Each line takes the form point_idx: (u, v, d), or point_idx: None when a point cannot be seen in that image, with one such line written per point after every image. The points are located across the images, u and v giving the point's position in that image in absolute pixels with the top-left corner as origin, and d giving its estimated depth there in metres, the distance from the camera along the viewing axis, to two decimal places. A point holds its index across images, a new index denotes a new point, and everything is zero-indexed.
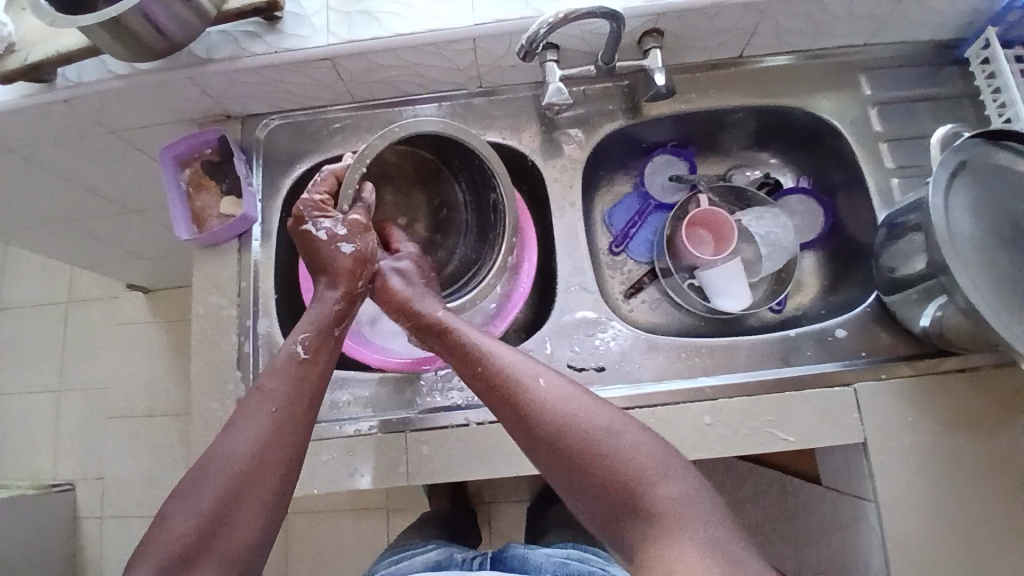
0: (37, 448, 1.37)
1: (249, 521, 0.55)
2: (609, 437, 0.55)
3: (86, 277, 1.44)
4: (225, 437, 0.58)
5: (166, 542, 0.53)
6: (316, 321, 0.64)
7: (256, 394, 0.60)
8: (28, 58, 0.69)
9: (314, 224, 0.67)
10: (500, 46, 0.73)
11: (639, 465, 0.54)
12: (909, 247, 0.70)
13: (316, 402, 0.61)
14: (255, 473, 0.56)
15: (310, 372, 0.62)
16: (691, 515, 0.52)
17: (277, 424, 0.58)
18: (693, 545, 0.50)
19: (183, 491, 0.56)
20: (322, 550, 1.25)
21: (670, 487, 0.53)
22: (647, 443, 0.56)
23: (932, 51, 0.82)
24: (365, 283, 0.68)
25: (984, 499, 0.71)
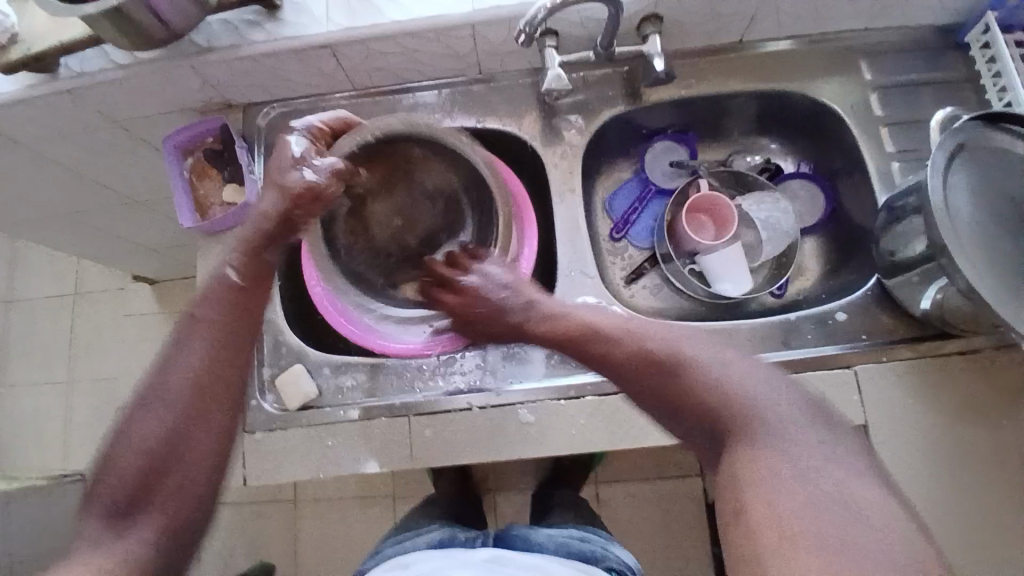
0: (47, 438, 1.39)
1: (196, 455, 0.54)
2: (676, 369, 0.55)
3: (92, 269, 1.45)
4: (160, 369, 0.56)
5: (113, 483, 0.53)
6: (246, 244, 0.63)
7: (187, 322, 0.58)
8: (30, 48, 0.69)
9: (298, 138, 0.71)
10: (499, 33, 0.73)
11: (711, 392, 0.53)
12: (909, 230, 0.70)
13: (252, 326, 0.60)
14: (194, 404, 0.55)
15: (242, 295, 0.60)
16: (776, 433, 0.49)
17: (213, 352, 0.56)
18: (773, 462, 0.47)
19: (128, 424, 0.55)
20: (329, 536, 1.27)
21: (748, 406, 0.51)
22: (726, 379, 0.53)
23: (933, 34, 0.81)
24: (302, 211, 0.67)
25: (984, 479, 0.71)
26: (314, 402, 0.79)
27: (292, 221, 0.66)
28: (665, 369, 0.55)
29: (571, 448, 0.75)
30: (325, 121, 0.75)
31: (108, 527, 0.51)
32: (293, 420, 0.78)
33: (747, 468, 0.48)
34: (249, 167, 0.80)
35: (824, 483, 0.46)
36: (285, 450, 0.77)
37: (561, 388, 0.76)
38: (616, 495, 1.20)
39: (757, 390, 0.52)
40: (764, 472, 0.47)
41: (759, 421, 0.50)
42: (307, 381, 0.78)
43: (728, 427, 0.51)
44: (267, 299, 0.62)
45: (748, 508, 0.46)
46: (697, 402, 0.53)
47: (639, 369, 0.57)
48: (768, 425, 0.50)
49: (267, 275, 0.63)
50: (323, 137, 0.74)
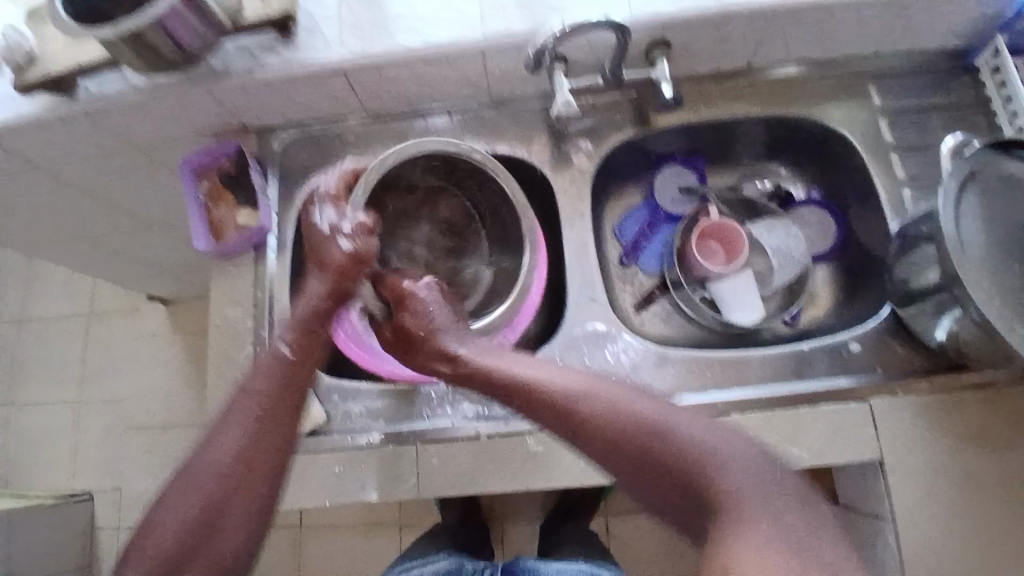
0: (56, 459, 1.39)
1: (234, 528, 0.56)
2: (658, 439, 0.52)
3: (108, 291, 1.47)
4: (207, 441, 0.59)
5: (149, 553, 0.55)
6: (297, 321, 0.66)
7: (238, 395, 0.61)
8: (50, 71, 0.71)
9: (322, 205, 0.73)
10: (509, 59, 0.74)
11: (691, 463, 0.51)
12: (923, 258, 0.68)
13: (299, 403, 0.62)
14: (237, 480, 0.57)
15: (297, 372, 0.63)
16: (763, 506, 0.48)
17: (256, 430, 0.59)
18: (761, 530, 0.46)
19: (171, 489, 0.58)
20: (334, 565, 1.25)
21: (735, 479, 0.49)
22: (701, 438, 0.52)
23: (944, 61, 0.81)
24: (353, 281, 0.70)
25: (1010, 518, 0.68)
26: (322, 428, 0.78)
27: (342, 300, 0.69)
28: (642, 438, 0.53)
29: (579, 477, 0.74)
30: (346, 171, 0.76)
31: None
32: (298, 446, 0.77)
33: (735, 536, 0.46)
34: (262, 190, 0.81)
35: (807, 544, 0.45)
36: (289, 475, 0.76)
37: None
38: (627, 528, 1.17)
39: (730, 455, 0.51)
40: (747, 537, 0.45)
41: (740, 489, 0.49)
42: (316, 405, 0.77)
43: (711, 500, 0.49)
44: (317, 372, 0.65)
45: (734, 565, 0.44)
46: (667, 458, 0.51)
47: (613, 433, 0.53)
48: (750, 494, 0.48)
49: (318, 349, 0.66)
50: (342, 190, 0.74)
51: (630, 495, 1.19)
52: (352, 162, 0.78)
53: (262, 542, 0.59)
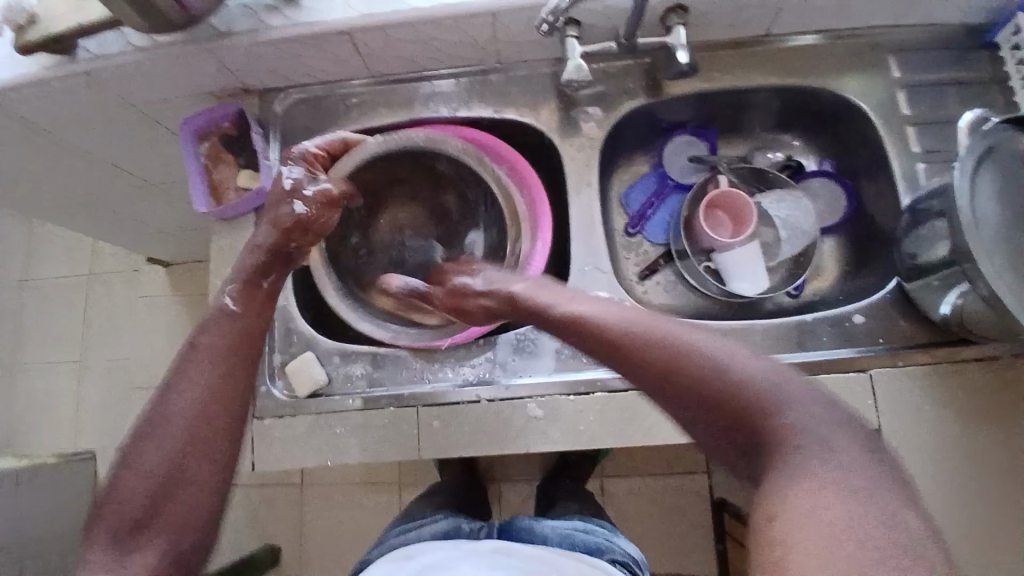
0: (59, 416, 1.40)
1: (202, 483, 0.54)
2: (710, 369, 0.49)
3: (107, 250, 1.46)
4: (167, 391, 0.56)
5: (114, 512, 0.52)
6: (242, 271, 0.66)
7: (190, 350, 0.58)
8: (47, 29, 0.69)
9: (292, 167, 0.73)
10: (519, 22, 0.72)
11: (750, 403, 0.47)
12: (931, 234, 0.69)
13: (254, 356, 0.60)
14: (198, 430, 0.54)
15: (245, 322, 0.62)
16: (818, 447, 0.45)
17: (211, 372, 0.57)
18: (824, 479, 0.42)
19: (130, 448, 0.54)
20: (335, 521, 1.28)
21: (793, 420, 0.46)
22: (764, 378, 0.48)
23: (964, 31, 0.79)
24: (296, 244, 0.70)
25: (1000, 490, 0.70)
26: (322, 389, 0.79)
27: (287, 254, 0.69)
28: (696, 374, 0.49)
29: (580, 444, 0.75)
30: (321, 146, 0.76)
31: (110, 557, 0.50)
32: (302, 406, 0.78)
33: (793, 483, 0.43)
34: (264, 153, 0.80)
35: (857, 491, 0.42)
36: (296, 437, 0.78)
37: (573, 384, 0.76)
38: (622, 490, 1.20)
39: (795, 400, 0.47)
40: (804, 481, 0.43)
41: (799, 433, 0.46)
42: (317, 367, 0.78)
43: (766, 443, 0.46)
44: (267, 323, 0.64)
45: (784, 521, 0.41)
46: (728, 402, 0.48)
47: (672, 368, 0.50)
48: (813, 440, 0.45)
49: (265, 301, 0.65)
50: (319, 162, 0.76)
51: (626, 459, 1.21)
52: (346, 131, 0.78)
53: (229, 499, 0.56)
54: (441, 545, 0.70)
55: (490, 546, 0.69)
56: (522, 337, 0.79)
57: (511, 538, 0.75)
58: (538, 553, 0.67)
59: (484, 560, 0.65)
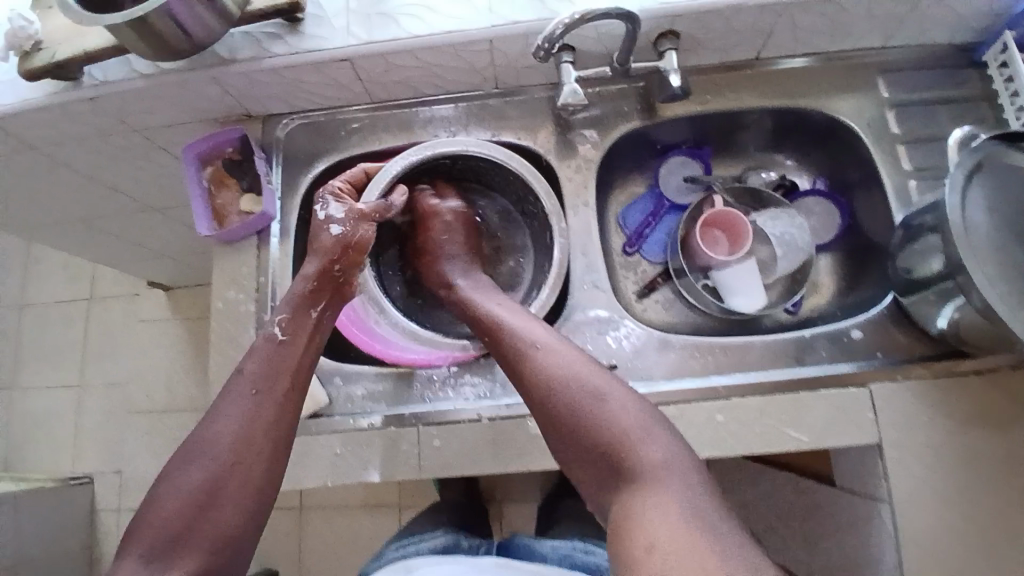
0: (58, 441, 1.39)
1: (234, 505, 0.57)
2: (593, 403, 0.59)
3: (108, 275, 1.47)
4: (212, 415, 0.61)
5: (152, 528, 0.55)
6: (291, 302, 0.69)
7: (236, 377, 0.63)
8: (56, 57, 0.71)
9: (324, 202, 0.76)
10: (516, 47, 0.74)
11: (621, 433, 0.58)
12: (924, 247, 0.70)
13: (298, 386, 0.64)
14: (238, 455, 0.58)
15: (288, 352, 0.65)
16: (676, 475, 0.55)
17: (257, 402, 0.61)
18: (675, 500, 0.52)
19: (171, 469, 0.59)
20: (335, 546, 1.27)
21: (657, 450, 0.56)
22: (634, 416, 0.59)
23: (950, 53, 0.81)
24: (341, 266, 0.72)
25: (1003, 504, 0.70)
26: (325, 410, 0.79)
27: (334, 278, 0.71)
28: (585, 401, 0.60)
29: None
30: (346, 179, 0.78)
31: (143, 568, 0.54)
32: (303, 427, 0.78)
33: (651, 504, 0.52)
34: (266, 176, 0.81)
35: (709, 526, 0.50)
36: (295, 458, 0.77)
37: None
38: None
39: (655, 440, 0.57)
40: (653, 507, 0.52)
41: (659, 467, 0.55)
42: (319, 388, 0.78)
43: (631, 467, 0.56)
44: (311, 354, 0.67)
45: (647, 539, 0.49)
46: (601, 433, 0.58)
47: (562, 395, 0.61)
48: (667, 474, 0.55)
49: (312, 331, 0.68)
50: (349, 193, 0.77)
51: None
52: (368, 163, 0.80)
53: (262, 521, 0.59)
54: (442, 560, 0.71)
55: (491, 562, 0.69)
56: None
57: (511, 553, 0.76)
58: (538, 571, 0.67)
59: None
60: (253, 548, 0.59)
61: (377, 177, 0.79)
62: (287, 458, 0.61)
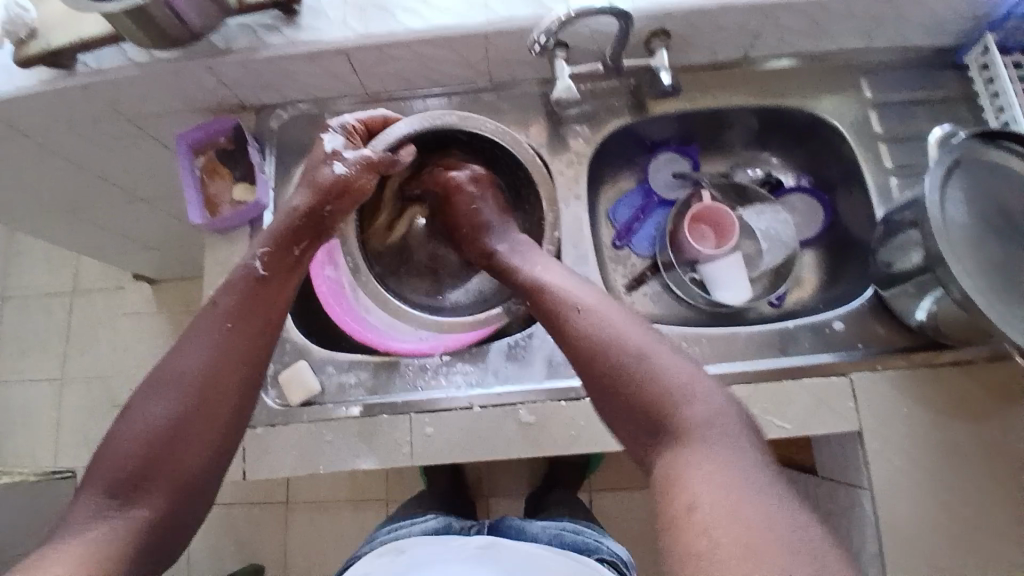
0: (39, 434, 1.38)
1: (199, 444, 0.58)
2: (636, 365, 0.57)
3: (93, 266, 1.46)
4: (178, 349, 0.61)
5: (111, 464, 0.55)
6: (273, 237, 0.69)
7: (208, 309, 0.63)
8: (49, 43, 0.70)
9: (333, 136, 0.76)
10: (511, 42, 0.75)
11: (668, 394, 0.55)
12: (903, 243, 0.72)
13: (269, 323, 0.65)
14: (208, 389, 0.59)
15: (264, 289, 0.66)
16: (717, 433, 0.53)
17: (225, 341, 0.61)
18: (721, 462, 0.50)
19: (135, 401, 0.59)
20: (323, 538, 1.27)
21: (700, 409, 0.54)
22: (675, 373, 0.57)
23: (930, 54, 0.84)
24: (330, 208, 0.72)
25: (978, 490, 0.73)
26: (316, 398, 0.80)
27: (319, 220, 0.72)
28: (626, 361, 0.58)
29: (572, 449, 0.76)
30: (361, 119, 0.78)
31: (107, 503, 0.54)
32: (294, 415, 0.79)
33: (691, 467, 0.50)
34: (260, 166, 0.82)
35: (757, 500, 0.47)
36: (289, 447, 0.78)
37: (563, 390, 0.78)
38: (613, 502, 1.21)
39: (702, 398, 0.55)
40: (698, 474, 0.50)
41: (707, 428, 0.53)
42: (310, 376, 0.80)
43: (672, 425, 0.54)
44: (287, 293, 0.67)
45: (696, 510, 0.47)
46: (648, 396, 0.56)
47: (608, 363, 0.59)
48: (715, 433, 0.53)
49: (291, 267, 0.69)
50: (358, 134, 0.77)
51: (615, 472, 1.22)
52: (388, 111, 0.80)
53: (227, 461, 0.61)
54: (432, 540, 0.72)
55: (478, 544, 0.71)
56: (513, 344, 0.81)
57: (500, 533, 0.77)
58: (527, 550, 0.70)
59: (472, 561, 0.67)
60: (214, 488, 0.60)
61: (392, 129, 0.79)
62: (253, 400, 0.63)
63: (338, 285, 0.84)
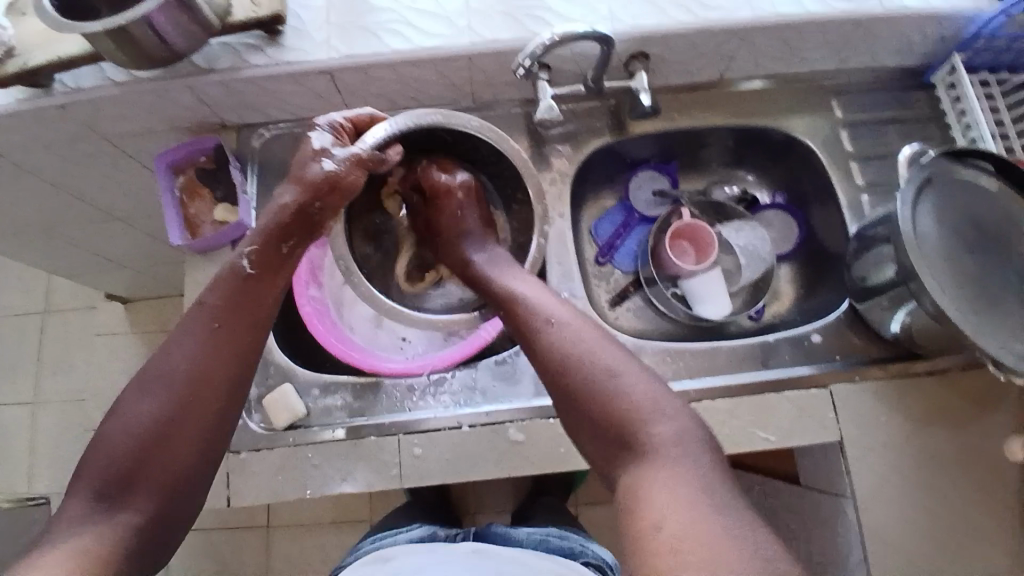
0: (9, 460, 1.33)
1: (186, 448, 0.58)
2: (600, 385, 0.58)
3: (65, 286, 1.43)
4: (166, 349, 0.60)
5: (98, 465, 0.56)
6: (261, 236, 0.67)
7: (196, 307, 0.62)
8: (26, 62, 0.69)
9: (322, 134, 0.73)
10: (495, 63, 0.76)
11: (628, 409, 0.57)
12: (878, 257, 0.75)
13: (260, 322, 0.64)
14: (197, 390, 0.59)
15: (253, 286, 0.64)
16: (680, 455, 0.54)
17: (216, 342, 0.61)
18: (684, 482, 0.51)
19: (123, 403, 0.58)
20: (306, 560, 1.25)
21: (664, 428, 0.56)
22: (646, 391, 0.58)
23: (898, 76, 0.87)
24: (320, 204, 0.70)
25: (955, 494, 0.75)
26: (302, 420, 0.79)
27: (309, 216, 0.69)
28: (594, 378, 0.59)
29: (560, 466, 0.77)
30: (349, 117, 0.75)
31: (94, 508, 0.54)
32: (281, 438, 0.78)
33: (655, 484, 0.52)
34: (242, 187, 0.81)
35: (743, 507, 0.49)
36: (271, 470, 0.77)
37: (551, 407, 0.78)
38: (598, 516, 1.21)
39: (669, 416, 0.56)
40: (656, 489, 0.51)
41: (668, 445, 0.54)
42: (298, 399, 0.79)
43: (637, 440, 0.55)
44: (276, 289, 0.66)
45: (661, 528, 0.48)
46: (614, 411, 0.57)
47: (570, 373, 0.60)
48: (675, 450, 0.54)
49: (279, 267, 0.66)
50: (346, 133, 0.75)
51: (601, 486, 1.23)
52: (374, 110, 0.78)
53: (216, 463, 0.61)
54: (418, 550, 0.72)
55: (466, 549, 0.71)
56: (500, 361, 0.82)
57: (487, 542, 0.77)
58: (514, 555, 0.70)
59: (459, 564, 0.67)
60: (203, 489, 0.60)
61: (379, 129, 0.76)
62: (241, 397, 0.62)
63: (322, 304, 0.85)
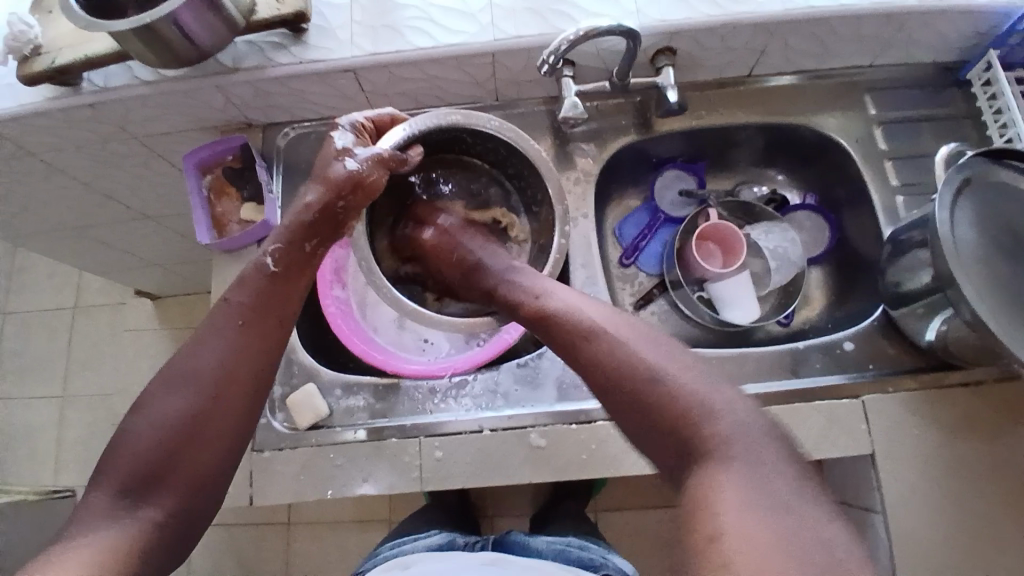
0: (39, 455, 1.36)
1: (210, 445, 0.58)
2: (648, 384, 0.56)
3: (95, 284, 1.46)
4: (191, 346, 0.60)
5: (123, 462, 0.55)
6: (285, 236, 0.67)
7: (221, 305, 0.62)
8: (57, 62, 0.70)
9: (343, 134, 0.72)
10: (519, 60, 0.75)
11: (683, 408, 0.54)
12: (913, 261, 0.72)
13: (286, 319, 0.64)
14: (223, 386, 0.59)
15: (277, 285, 0.64)
16: (742, 451, 0.51)
17: (241, 339, 0.60)
18: (750, 480, 0.49)
19: (148, 399, 0.58)
20: (326, 561, 1.25)
21: (722, 424, 0.53)
22: (694, 386, 0.56)
23: (935, 72, 0.84)
24: (345, 203, 0.70)
25: (995, 511, 0.71)
26: (324, 421, 0.79)
27: (335, 215, 0.69)
28: (641, 379, 0.57)
29: (581, 472, 0.75)
30: (370, 118, 0.75)
31: (119, 503, 0.54)
32: (301, 439, 0.78)
33: (721, 486, 0.49)
34: (268, 186, 0.81)
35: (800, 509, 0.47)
36: (291, 470, 0.77)
37: (573, 412, 0.77)
38: (620, 523, 1.19)
39: (722, 411, 0.54)
40: (725, 490, 0.48)
41: (728, 442, 0.52)
42: (320, 399, 0.78)
43: (695, 444, 0.53)
44: (301, 287, 0.66)
45: (723, 535, 0.45)
46: (670, 411, 0.55)
47: (619, 376, 0.58)
48: (736, 448, 0.51)
49: (304, 264, 0.67)
50: (368, 132, 0.74)
51: (622, 492, 1.21)
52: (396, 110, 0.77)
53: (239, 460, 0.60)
54: (436, 558, 0.71)
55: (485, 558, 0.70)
56: (522, 365, 0.80)
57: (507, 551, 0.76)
58: (534, 565, 0.69)
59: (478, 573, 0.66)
60: (225, 487, 0.60)
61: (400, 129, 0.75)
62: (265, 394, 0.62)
63: (345, 305, 0.83)
